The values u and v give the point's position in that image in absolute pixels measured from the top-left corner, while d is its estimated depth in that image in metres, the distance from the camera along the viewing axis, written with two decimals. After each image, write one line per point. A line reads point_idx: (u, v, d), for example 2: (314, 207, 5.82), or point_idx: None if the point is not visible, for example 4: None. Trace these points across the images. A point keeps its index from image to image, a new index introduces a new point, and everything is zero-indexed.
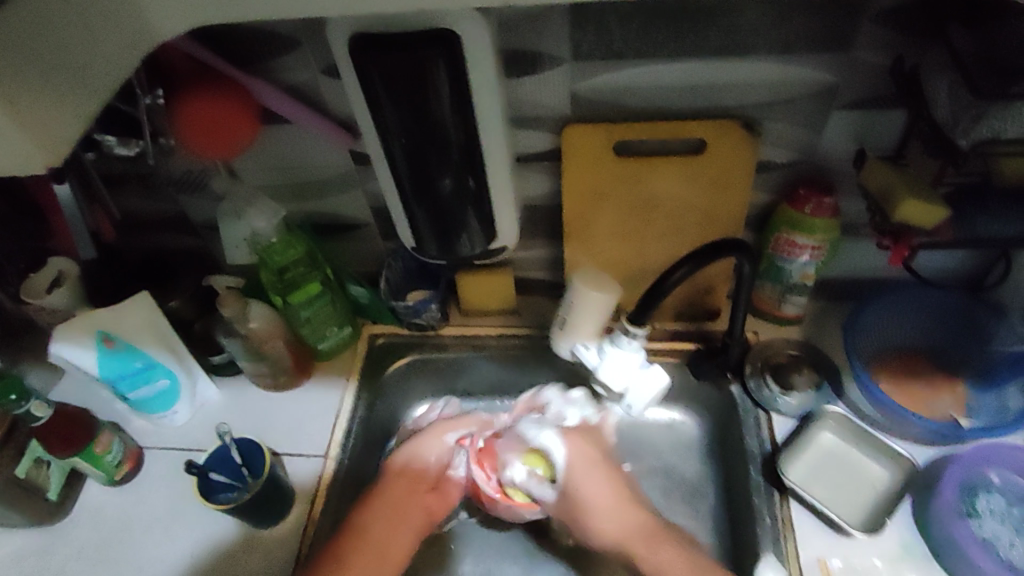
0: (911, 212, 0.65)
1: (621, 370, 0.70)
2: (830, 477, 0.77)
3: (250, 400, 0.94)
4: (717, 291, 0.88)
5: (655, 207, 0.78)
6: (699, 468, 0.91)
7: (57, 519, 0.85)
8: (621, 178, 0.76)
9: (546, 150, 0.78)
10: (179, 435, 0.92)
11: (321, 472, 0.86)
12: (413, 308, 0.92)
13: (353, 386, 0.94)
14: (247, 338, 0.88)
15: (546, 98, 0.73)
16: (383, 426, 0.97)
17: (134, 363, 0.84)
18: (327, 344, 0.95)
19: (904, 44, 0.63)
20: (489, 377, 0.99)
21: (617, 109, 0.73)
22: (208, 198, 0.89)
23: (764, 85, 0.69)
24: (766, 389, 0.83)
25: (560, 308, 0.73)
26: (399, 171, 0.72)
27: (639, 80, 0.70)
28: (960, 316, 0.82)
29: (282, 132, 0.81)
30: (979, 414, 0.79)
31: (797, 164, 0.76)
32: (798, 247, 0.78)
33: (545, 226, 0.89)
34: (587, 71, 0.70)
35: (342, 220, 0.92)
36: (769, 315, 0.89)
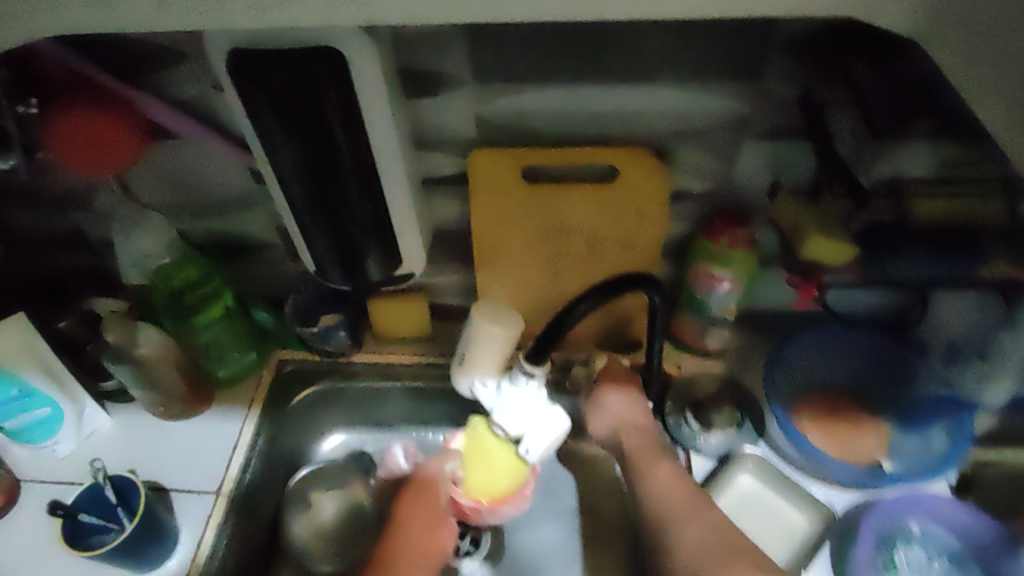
0: (819, 248, 0.67)
1: (518, 412, 0.66)
2: (749, 524, 0.74)
3: (143, 430, 0.88)
4: (637, 323, 0.84)
5: (568, 236, 0.74)
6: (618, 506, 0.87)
7: None
8: (530, 205, 0.72)
9: (453, 174, 0.74)
10: (61, 467, 0.86)
11: (210, 512, 0.81)
12: (321, 333, 0.88)
13: (255, 415, 0.88)
14: (138, 366, 0.82)
15: (450, 120, 0.68)
16: (289, 459, 0.91)
17: (8, 390, 0.78)
18: (228, 370, 0.90)
19: (812, 76, 0.61)
20: (406, 408, 0.95)
21: (524, 134, 0.69)
22: (97, 215, 0.83)
23: (675, 114, 0.65)
24: (686, 427, 0.80)
25: (461, 342, 0.68)
26: (289, 194, 0.67)
27: (545, 105, 0.66)
28: (883, 358, 0.80)
29: (174, 148, 0.75)
30: (902, 457, 0.74)
31: (713, 196, 0.73)
32: (716, 279, 0.74)
33: (459, 252, 0.84)
34: (490, 94, 0.66)
35: (246, 242, 0.86)
36: (689, 347, 0.85)
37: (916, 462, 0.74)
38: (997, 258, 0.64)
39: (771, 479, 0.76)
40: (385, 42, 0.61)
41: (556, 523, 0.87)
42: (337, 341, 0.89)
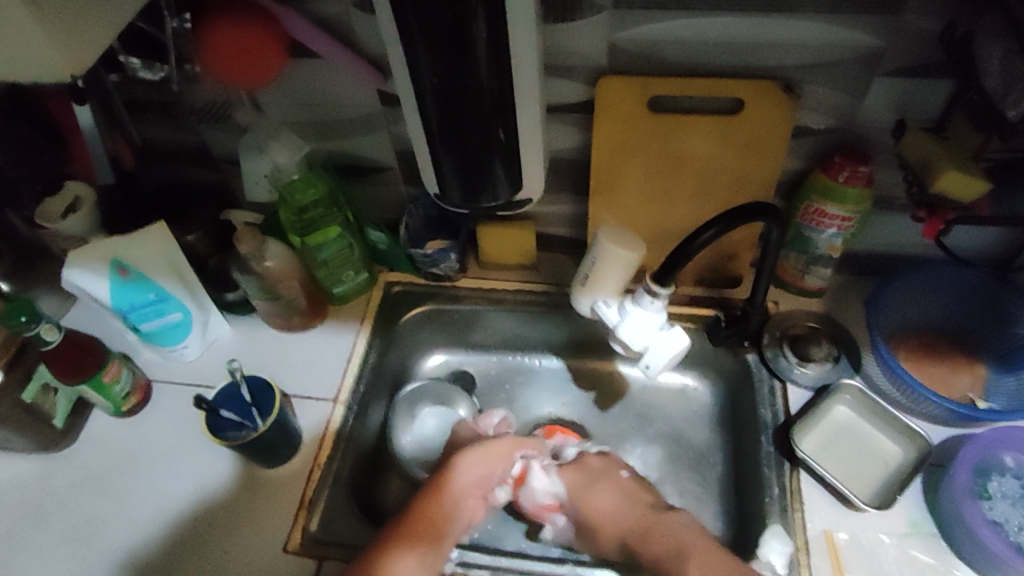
0: (952, 183, 0.67)
1: (642, 329, 0.69)
2: (842, 453, 0.77)
3: (264, 340, 0.94)
4: (740, 259, 0.87)
5: (684, 167, 0.76)
6: (708, 432, 0.91)
7: (65, 445, 0.86)
8: (652, 136, 0.73)
9: (578, 102, 0.75)
10: (189, 370, 0.92)
11: (329, 416, 0.86)
12: (432, 258, 0.92)
13: (366, 331, 0.93)
14: (262, 276, 0.87)
15: (583, 47, 0.70)
16: (393, 374, 0.96)
17: (146, 295, 0.83)
18: (342, 288, 0.94)
19: (958, 8, 0.61)
20: (503, 332, 0.99)
21: (654, 64, 0.70)
22: (230, 130, 0.87)
23: (811, 46, 0.66)
24: (783, 359, 0.83)
25: (583, 264, 0.72)
26: (428, 117, 0.69)
27: (681, 34, 0.67)
28: (982, 294, 0.80)
29: (307, 67, 0.78)
30: (996, 396, 0.78)
31: (835, 131, 0.74)
32: (828, 218, 0.76)
33: (571, 182, 0.87)
34: (626, 20, 0.66)
35: (361, 162, 0.90)
36: (792, 285, 0.87)
37: (1013, 400, 0.76)
38: None
39: (869, 412, 0.79)
40: None
41: (646, 445, 0.92)
42: (444, 266, 0.93)
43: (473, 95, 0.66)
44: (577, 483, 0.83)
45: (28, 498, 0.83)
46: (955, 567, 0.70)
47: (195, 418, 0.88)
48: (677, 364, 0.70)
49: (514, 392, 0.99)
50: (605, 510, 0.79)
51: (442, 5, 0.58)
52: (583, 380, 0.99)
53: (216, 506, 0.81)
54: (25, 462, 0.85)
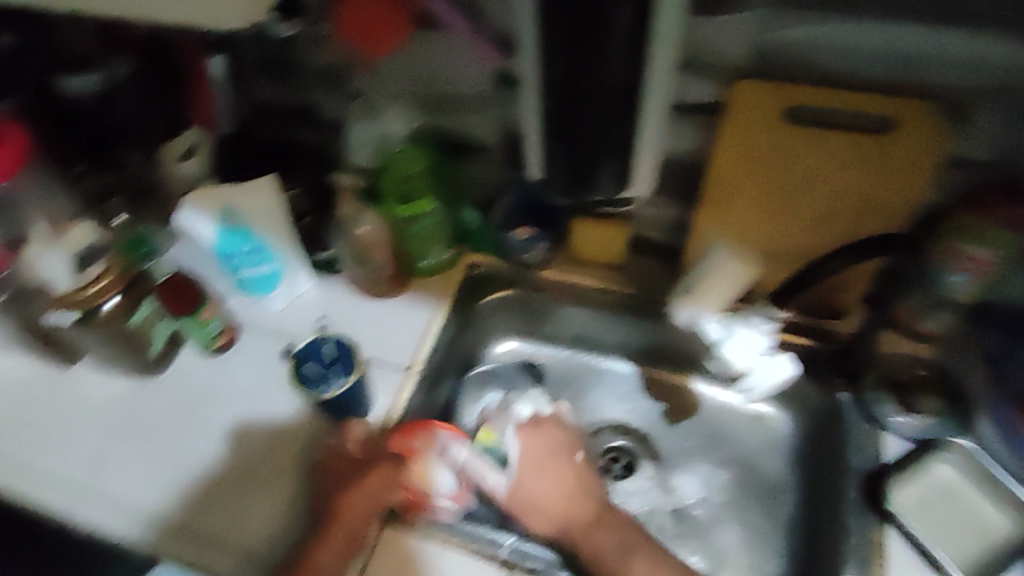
0: None
1: (746, 350, 0.65)
2: (940, 515, 0.70)
3: (342, 302, 0.94)
4: (848, 290, 0.80)
5: (813, 186, 0.70)
6: (782, 466, 0.86)
7: (153, 374, 0.90)
8: (784, 148, 0.68)
9: (705, 102, 0.71)
10: (272, 321, 0.94)
11: (398, 386, 0.86)
12: (523, 243, 0.90)
13: (444, 307, 0.92)
14: (354, 240, 0.87)
15: (725, 44, 0.65)
16: (465, 354, 0.96)
17: (246, 244, 0.85)
18: (428, 262, 0.93)
19: None
20: (580, 329, 0.96)
21: (800, 69, 0.66)
22: (344, 93, 0.88)
23: (981, 66, 0.61)
24: (883, 403, 0.77)
25: (691, 273, 0.68)
26: (547, 101, 0.67)
27: (838, 41, 0.63)
28: None
29: (434, 39, 0.77)
30: None
31: (989, 168, 0.67)
32: (965, 258, 0.65)
33: (678, 186, 0.83)
34: (779, 21, 0.63)
35: (468, 140, 0.90)
36: (906, 330, 0.77)
37: None
38: None
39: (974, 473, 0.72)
40: None
41: (715, 469, 0.88)
42: (533, 254, 0.92)
43: (602, 81, 0.63)
44: (536, 451, 0.80)
45: (111, 420, 0.87)
46: None
47: (273, 369, 0.90)
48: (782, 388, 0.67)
49: (582, 391, 0.96)
50: (541, 493, 0.78)
51: None
52: (656, 391, 0.95)
53: (281, 457, 0.83)
54: (113, 385, 0.90)
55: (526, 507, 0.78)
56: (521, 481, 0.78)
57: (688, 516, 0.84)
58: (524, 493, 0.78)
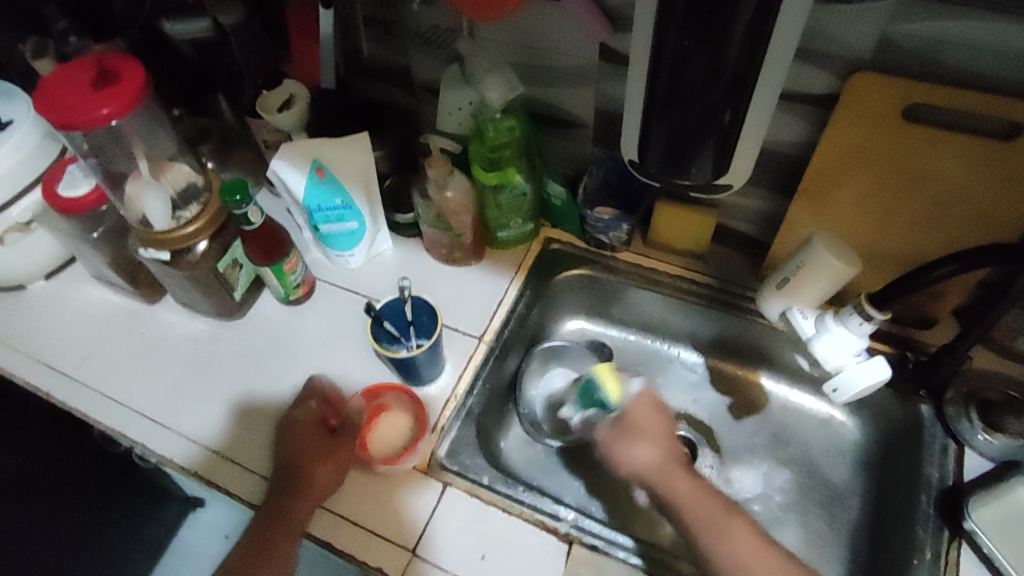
0: None
1: (838, 349, 0.65)
2: (1022, 539, 0.67)
3: (422, 266, 0.96)
4: (947, 300, 0.77)
5: (922, 186, 0.68)
6: (849, 472, 0.85)
7: (235, 316, 0.93)
8: (895, 146, 0.66)
9: (818, 94, 0.69)
10: (350, 277, 0.96)
11: (470, 352, 0.88)
12: (604, 224, 0.89)
13: (519, 280, 0.94)
14: (437, 205, 0.87)
15: (850, 34, 0.63)
16: (535, 329, 0.96)
17: (335, 199, 0.87)
18: (506, 234, 0.94)
19: None
20: (652, 315, 0.96)
21: (926, 66, 0.62)
22: (442, 57, 0.88)
23: None
24: (965, 420, 0.74)
25: (785, 266, 0.68)
26: (656, 81, 0.66)
27: (973, 37, 0.59)
28: None
29: (540, 9, 0.76)
30: None
31: None
32: None
33: (775, 179, 0.81)
34: (913, 12, 0.59)
35: (561, 115, 0.88)
36: (999, 345, 0.79)
37: None
38: None
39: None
40: None
41: (779, 467, 0.87)
42: (614, 235, 0.91)
43: (718, 65, 0.61)
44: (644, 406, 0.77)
45: (194, 357, 0.90)
46: None
47: (349, 324, 0.92)
48: (871, 393, 0.66)
49: (648, 376, 0.96)
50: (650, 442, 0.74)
51: None
52: (723, 384, 0.94)
53: None
54: (197, 324, 0.93)
55: (623, 438, 0.74)
56: (626, 416, 0.76)
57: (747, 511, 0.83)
58: (624, 425, 0.76)
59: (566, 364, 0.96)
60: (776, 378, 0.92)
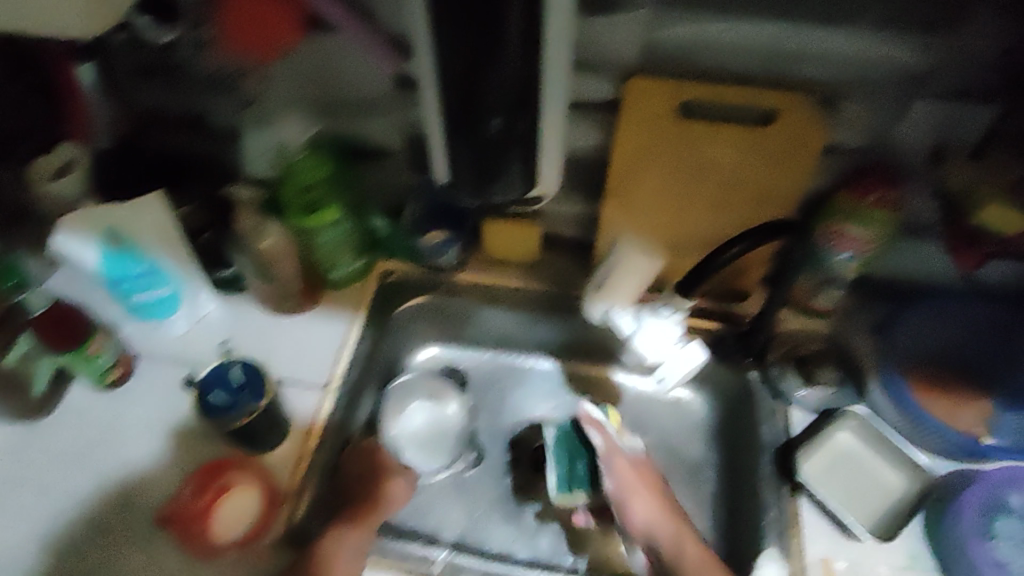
0: (993, 216, 0.67)
1: None
2: (843, 480, 0.75)
3: (252, 321, 0.90)
4: (750, 273, 0.84)
5: (710, 175, 0.73)
6: (702, 446, 0.89)
7: (41, 416, 0.82)
8: (680, 142, 0.71)
9: (604, 100, 0.73)
10: (172, 347, 0.88)
11: (317, 403, 0.83)
12: (433, 250, 0.89)
13: (361, 320, 0.90)
14: (255, 256, 0.83)
15: (616, 42, 0.67)
16: (385, 365, 0.93)
17: (135, 267, 0.80)
18: (339, 274, 0.91)
19: (1013, 36, 0.59)
20: (501, 329, 0.96)
21: (687, 65, 0.68)
22: (236, 102, 0.83)
23: (851, 59, 0.64)
24: (787, 380, 0.81)
25: (599, 269, 0.71)
26: (448, 101, 0.67)
27: (721, 38, 0.65)
28: (997, 334, 0.80)
29: (326, 42, 0.75)
30: (1001, 432, 0.76)
31: (869, 151, 0.71)
32: (847, 237, 0.71)
33: (585, 184, 0.84)
34: (666, 20, 0.64)
35: (369, 145, 0.87)
36: (802, 306, 0.83)
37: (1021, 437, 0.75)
38: None
39: (872, 439, 0.77)
40: None
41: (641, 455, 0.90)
42: (446, 257, 0.91)
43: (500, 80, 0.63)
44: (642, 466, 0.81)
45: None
46: None
47: (177, 398, 0.84)
48: None
49: (506, 391, 0.96)
50: (646, 500, 0.78)
51: None
52: (579, 384, 0.96)
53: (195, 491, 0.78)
54: None
55: (625, 496, 0.78)
56: (628, 471, 0.80)
57: None
58: (629, 482, 0.79)
59: (425, 386, 0.91)
60: (626, 371, 0.95)
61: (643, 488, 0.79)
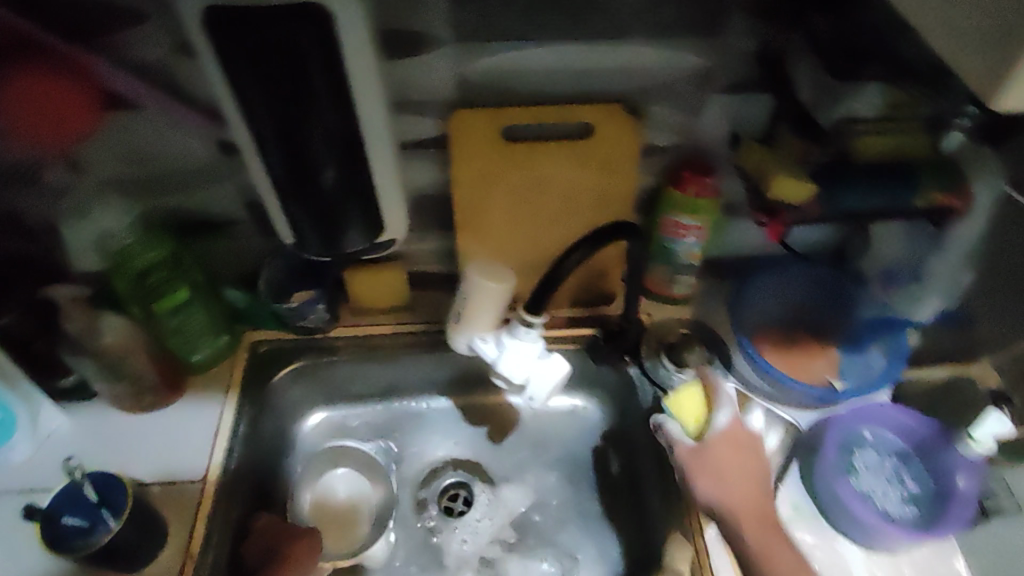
0: (785, 188, 0.70)
1: (519, 361, 0.69)
2: None
3: (111, 425, 0.83)
4: (611, 275, 0.88)
5: (545, 191, 0.77)
6: (602, 450, 0.91)
7: None
8: (509, 165, 0.75)
9: (432, 137, 0.76)
10: (18, 474, 0.79)
11: (201, 492, 0.77)
12: (298, 310, 0.85)
13: (233, 399, 0.84)
14: (101, 355, 0.78)
15: (429, 80, 0.70)
16: (269, 441, 0.88)
17: None
18: (202, 356, 0.86)
19: (767, 30, 0.68)
20: (386, 377, 0.93)
21: (503, 94, 0.72)
22: (41, 194, 0.77)
23: (646, 70, 0.71)
24: (662, 368, 0.85)
25: (457, 300, 0.72)
26: (272, 157, 0.67)
27: (522, 63, 0.69)
28: (829, 287, 0.87)
29: (136, 119, 0.72)
30: (848, 376, 0.82)
31: (680, 147, 0.78)
32: (685, 228, 0.80)
33: (434, 219, 0.86)
34: (469, 53, 0.68)
35: (209, 219, 0.84)
36: (659, 295, 0.90)
37: (864, 379, 0.81)
38: (931, 188, 0.69)
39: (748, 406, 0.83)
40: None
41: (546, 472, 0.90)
42: (314, 317, 0.86)
43: (318, 126, 0.64)
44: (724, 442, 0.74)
45: None
46: (836, 541, 0.74)
47: (29, 528, 0.75)
48: (560, 389, 0.71)
49: (404, 441, 0.93)
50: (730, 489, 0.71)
51: (276, 37, 0.57)
52: (475, 415, 0.95)
53: None
54: None
55: (704, 477, 0.72)
56: (740, 439, 0.74)
57: (529, 524, 0.86)
58: (713, 463, 0.72)
59: (353, 462, 0.89)
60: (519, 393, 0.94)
61: (725, 479, 0.72)
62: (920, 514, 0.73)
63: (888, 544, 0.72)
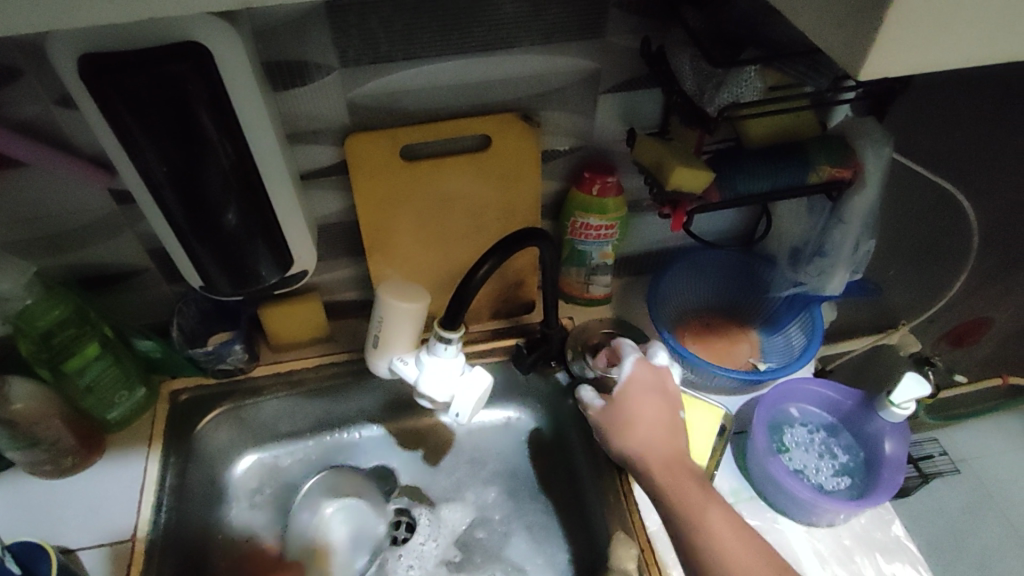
0: (682, 178, 0.69)
1: (441, 379, 0.69)
2: None
3: (29, 496, 0.79)
4: (528, 284, 0.89)
5: (451, 206, 0.78)
6: (541, 457, 0.92)
7: None
8: (410, 185, 0.75)
9: (331, 164, 0.75)
10: None
11: (130, 554, 0.73)
12: (216, 353, 0.84)
13: (157, 452, 0.81)
14: (11, 425, 0.73)
15: (320, 106, 0.70)
16: (202, 491, 0.85)
17: None
18: (119, 412, 0.83)
19: (648, 27, 0.69)
20: (316, 413, 0.92)
21: (396, 114, 0.72)
22: None
23: (538, 77, 0.71)
24: (589, 370, 0.85)
25: (372, 325, 0.71)
26: (167, 201, 0.64)
27: (414, 82, 0.69)
28: (742, 273, 0.90)
29: (22, 176, 0.69)
30: (771, 355, 0.87)
31: (579, 150, 0.80)
32: (593, 229, 0.81)
33: (346, 243, 0.86)
34: (358, 77, 0.68)
35: (113, 270, 0.82)
36: (579, 298, 0.91)
37: (784, 356, 0.85)
38: (821, 161, 0.70)
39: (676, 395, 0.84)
40: (246, 32, 0.60)
41: (488, 487, 0.90)
42: (233, 358, 0.85)
43: (210, 167, 0.62)
44: (636, 389, 0.72)
45: None
46: (777, 521, 0.74)
47: None
48: (485, 402, 0.71)
49: (337, 473, 0.93)
50: (641, 435, 0.68)
51: (153, 83, 0.55)
52: (411, 439, 0.95)
53: None
54: None
55: (618, 428, 0.70)
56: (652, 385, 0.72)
57: (473, 542, 0.86)
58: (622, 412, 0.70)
59: (347, 490, 0.92)
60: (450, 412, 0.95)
61: (640, 424, 0.69)
62: (852, 484, 0.75)
63: (827, 517, 0.73)
